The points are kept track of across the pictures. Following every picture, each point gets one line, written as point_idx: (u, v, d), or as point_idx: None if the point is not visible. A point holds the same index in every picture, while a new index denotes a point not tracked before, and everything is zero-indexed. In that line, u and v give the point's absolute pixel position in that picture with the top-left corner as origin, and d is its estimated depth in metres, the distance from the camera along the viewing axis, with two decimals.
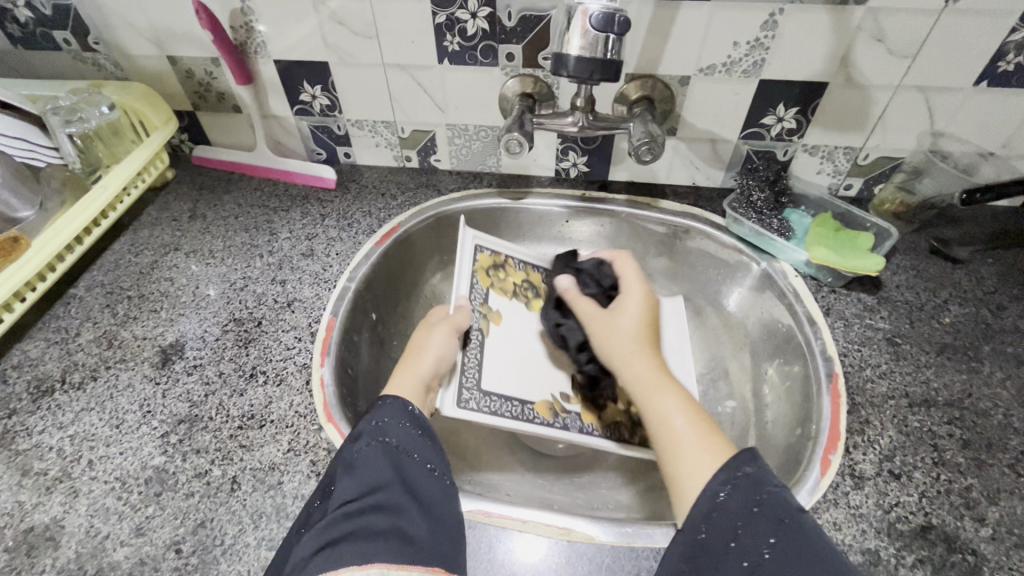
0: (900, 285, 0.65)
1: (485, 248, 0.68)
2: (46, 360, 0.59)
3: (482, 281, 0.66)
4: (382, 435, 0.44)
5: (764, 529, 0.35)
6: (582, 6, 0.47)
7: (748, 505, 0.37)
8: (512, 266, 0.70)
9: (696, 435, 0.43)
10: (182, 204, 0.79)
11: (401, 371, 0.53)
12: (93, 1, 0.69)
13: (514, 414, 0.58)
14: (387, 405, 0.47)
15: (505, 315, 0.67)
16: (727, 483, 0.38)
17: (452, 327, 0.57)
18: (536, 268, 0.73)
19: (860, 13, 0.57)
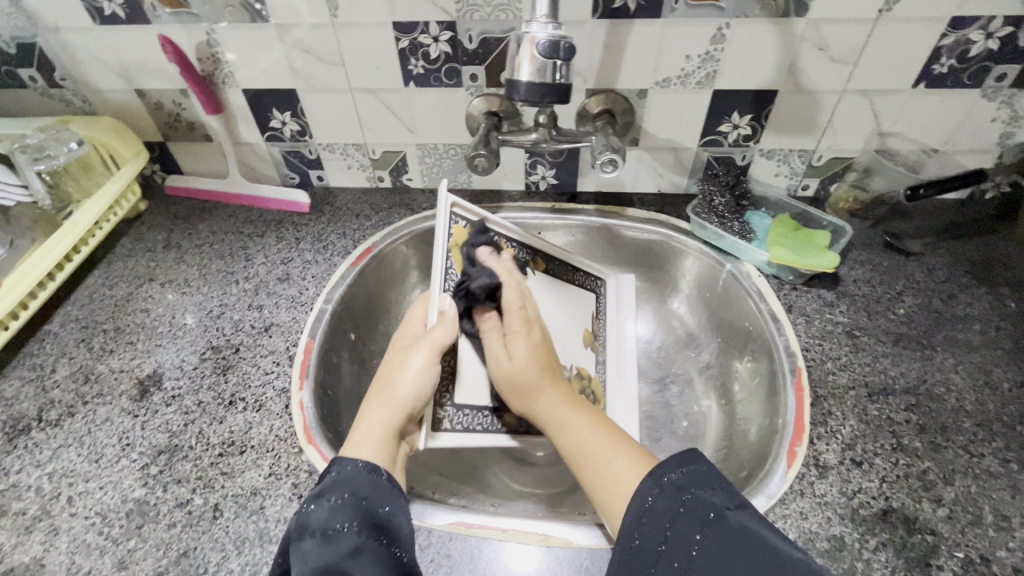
0: (857, 280, 0.68)
1: (461, 219, 0.66)
2: (21, 399, 0.59)
3: (457, 264, 0.63)
4: (342, 521, 0.40)
5: (690, 527, 0.37)
6: (530, 34, 0.49)
7: (676, 506, 0.38)
8: (488, 242, 0.67)
9: (616, 454, 0.47)
10: (157, 234, 0.79)
11: (373, 402, 0.52)
12: (58, 38, 0.70)
13: (485, 426, 0.61)
14: (351, 470, 0.44)
15: None
16: (649, 494, 0.40)
17: (432, 351, 0.55)
18: (511, 244, 0.69)
19: (801, 24, 0.60)
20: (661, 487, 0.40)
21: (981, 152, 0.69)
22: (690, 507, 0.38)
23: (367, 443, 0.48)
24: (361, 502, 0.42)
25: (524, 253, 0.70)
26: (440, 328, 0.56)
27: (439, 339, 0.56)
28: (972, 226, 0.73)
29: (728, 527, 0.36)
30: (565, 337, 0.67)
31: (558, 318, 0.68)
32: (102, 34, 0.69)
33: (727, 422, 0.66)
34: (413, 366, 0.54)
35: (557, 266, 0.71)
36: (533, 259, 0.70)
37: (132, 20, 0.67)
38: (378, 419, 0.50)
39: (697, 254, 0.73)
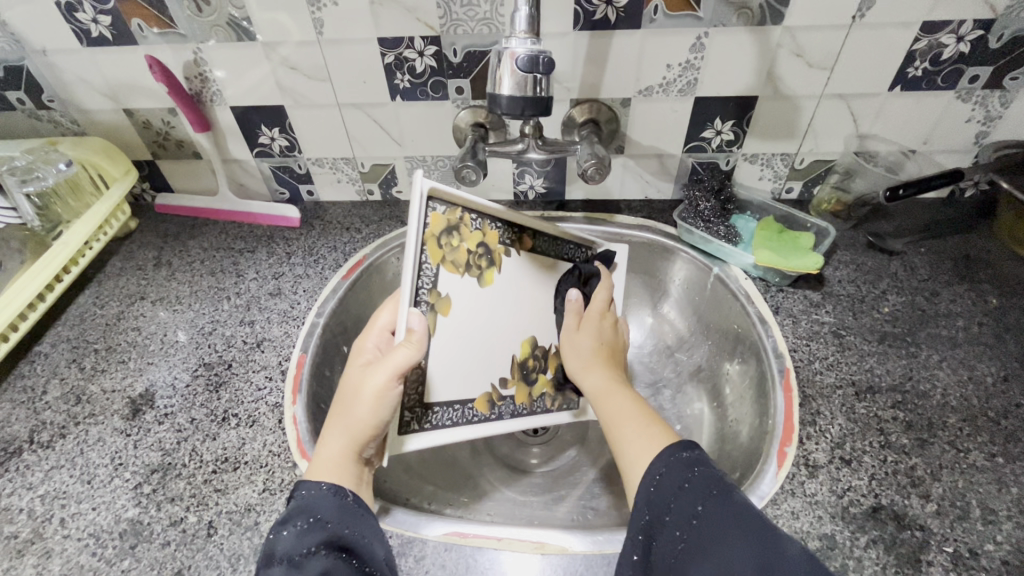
0: (842, 280, 0.69)
1: (438, 204, 0.53)
2: (13, 422, 0.59)
3: (433, 257, 0.54)
4: (307, 547, 0.40)
5: (693, 501, 0.37)
6: (509, 49, 0.50)
7: (680, 481, 0.39)
8: (468, 226, 0.56)
9: (646, 426, 0.48)
10: (147, 252, 0.79)
11: (332, 427, 0.49)
12: (45, 60, 0.70)
13: (456, 420, 0.57)
14: (317, 493, 0.44)
15: (454, 300, 0.57)
16: (661, 468, 0.41)
17: (390, 376, 0.49)
18: (495, 224, 0.59)
19: (778, 32, 0.61)
20: (675, 460, 0.41)
21: (959, 152, 0.71)
22: (696, 484, 0.38)
23: (327, 471, 0.47)
24: (325, 524, 0.42)
25: (507, 235, 0.60)
26: (402, 348, 0.49)
27: (399, 363, 0.49)
28: (953, 224, 0.74)
29: (732, 501, 0.36)
30: (541, 318, 0.65)
31: (538, 294, 0.64)
32: (90, 56, 0.69)
33: (719, 424, 0.66)
34: (367, 393, 0.49)
35: (546, 243, 0.65)
36: (517, 238, 0.61)
37: (120, 41, 0.68)
38: (336, 448, 0.48)
39: (685, 258, 0.74)
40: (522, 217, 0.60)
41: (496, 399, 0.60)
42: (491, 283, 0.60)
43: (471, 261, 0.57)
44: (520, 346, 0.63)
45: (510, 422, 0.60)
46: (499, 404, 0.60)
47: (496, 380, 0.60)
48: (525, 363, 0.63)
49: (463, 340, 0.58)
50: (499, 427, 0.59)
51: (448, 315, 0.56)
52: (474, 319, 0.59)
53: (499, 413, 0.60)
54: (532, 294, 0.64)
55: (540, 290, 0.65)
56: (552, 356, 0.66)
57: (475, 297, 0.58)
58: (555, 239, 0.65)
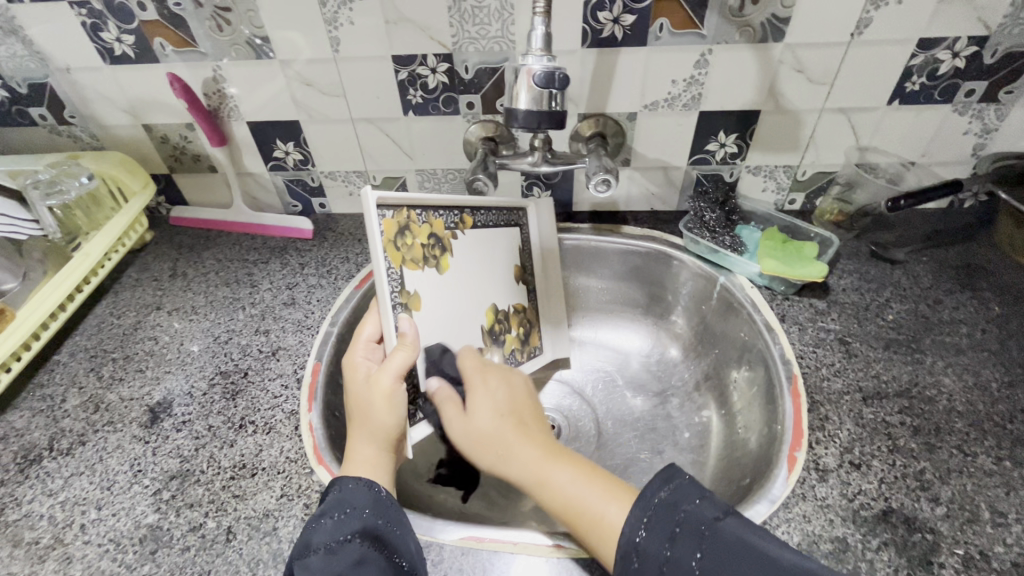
0: (847, 288, 0.70)
1: (386, 210, 0.52)
2: (32, 429, 0.60)
3: (395, 261, 0.53)
4: (345, 535, 0.42)
5: (690, 547, 0.40)
6: (526, 66, 0.52)
7: (671, 526, 0.41)
8: (416, 222, 0.56)
9: (591, 489, 0.47)
10: (163, 264, 0.81)
11: (357, 436, 0.51)
12: (69, 77, 0.72)
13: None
14: (353, 486, 0.46)
15: (424, 296, 0.57)
16: (646, 510, 0.43)
17: (393, 379, 0.51)
18: (438, 213, 0.59)
19: (779, 49, 0.63)
20: (654, 504, 0.43)
21: (956, 163, 0.73)
22: (687, 526, 0.41)
23: (365, 471, 0.49)
24: (359, 512, 0.44)
25: (451, 219, 0.61)
26: (400, 352, 0.51)
27: (399, 366, 0.51)
28: (954, 233, 0.76)
29: (725, 541, 0.39)
30: (494, 284, 0.66)
31: (489, 262, 0.66)
32: (113, 74, 0.72)
33: (728, 431, 0.67)
34: (377, 399, 0.50)
35: (484, 215, 0.66)
36: (462, 218, 0.62)
37: (142, 59, 0.70)
38: (367, 452, 0.50)
39: (691, 269, 0.75)
40: (459, 197, 0.61)
41: None
42: (448, 268, 0.60)
43: (427, 255, 0.57)
44: (484, 315, 0.64)
45: None
46: None
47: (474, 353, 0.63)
48: (493, 329, 0.65)
49: (444, 326, 0.59)
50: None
51: (421, 309, 0.56)
52: (445, 307, 0.59)
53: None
54: (482, 267, 0.65)
55: (490, 258, 0.66)
56: (511, 317, 0.69)
57: (440, 287, 0.59)
58: (492, 209, 0.67)
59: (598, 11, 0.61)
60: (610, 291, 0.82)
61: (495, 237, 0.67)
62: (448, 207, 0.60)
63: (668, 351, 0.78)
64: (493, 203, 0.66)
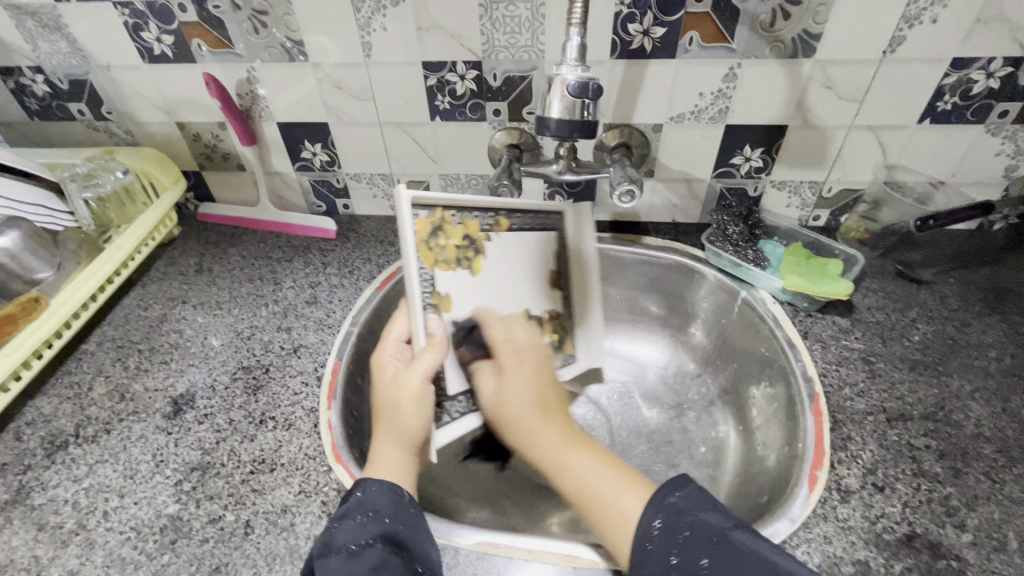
0: (872, 306, 0.69)
1: (421, 211, 0.56)
2: (59, 416, 0.61)
3: (426, 261, 0.57)
4: (366, 538, 0.42)
5: (697, 553, 0.39)
6: (560, 75, 0.52)
7: (680, 530, 0.41)
8: (450, 223, 0.59)
9: (605, 474, 0.48)
10: (189, 259, 0.83)
11: (382, 437, 0.51)
12: (109, 75, 0.75)
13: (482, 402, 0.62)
14: (376, 489, 0.47)
15: (456, 298, 0.60)
16: (658, 513, 0.43)
17: (421, 379, 0.52)
18: (473, 214, 0.62)
19: (809, 65, 0.63)
20: (665, 508, 0.43)
21: (987, 184, 0.72)
22: (697, 531, 0.40)
23: (388, 472, 0.49)
24: (380, 517, 0.44)
25: (486, 220, 0.63)
26: (429, 352, 0.53)
27: (427, 366, 0.52)
28: (982, 256, 0.75)
29: (736, 548, 0.38)
30: (528, 291, 0.67)
31: (521, 265, 0.67)
32: (151, 73, 0.74)
33: (746, 447, 0.66)
34: (404, 400, 0.51)
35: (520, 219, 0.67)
36: (497, 220, 0.64)
37: (179, 59, 0.72)
38: (392, 454, 0.50)
39: (712, 282, 0.75)
40: (496, 199, 0.62)
41: None
42: (482, 269, 0.63)
43: (461, 255, 0.61)
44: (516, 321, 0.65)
45: None
46: None
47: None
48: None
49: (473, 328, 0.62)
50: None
51: (452, 310, 0.60)
52: (476, 307, 0.62)
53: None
54: (515, 273, 0.67)
55: (523, 261, 0.67)
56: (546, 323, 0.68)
57: (472, 287, 0.62)
58: (529, 211, 0.67)
59: (629, 23, 0.62)
60: (629, 302, 0.82)
61: (530, 240, 0.68)
62: (484, 208, 0.62)
63: (686, 364, 0.78)
64: (528, 206, 0.66)
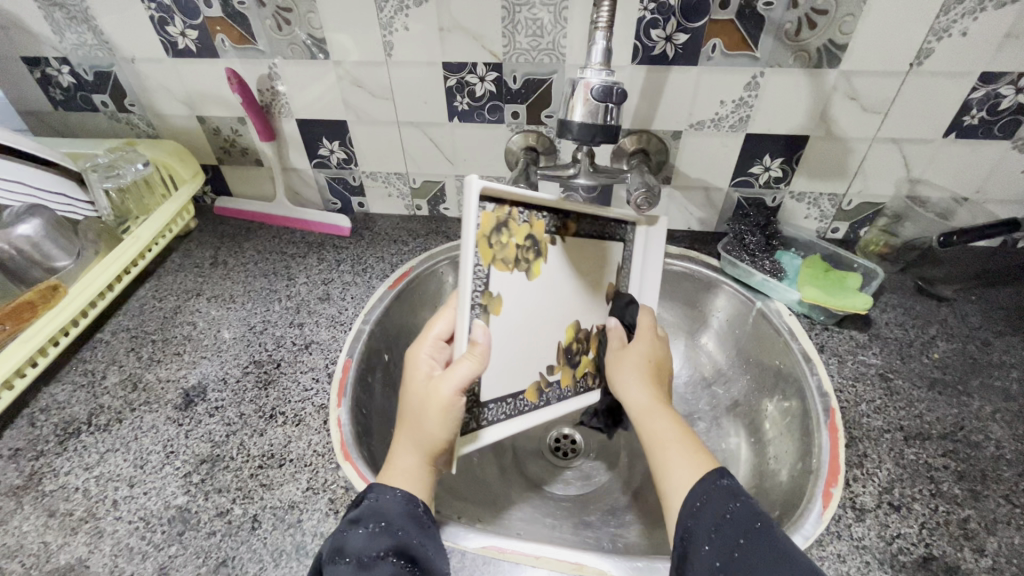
0: (890, 322, 0.68)
1: (488, 203, 0.50)
2: (73, 403, 0.62)
3: (484, 258, 0.51)
4: (378, 550, 0.42)
5: (734, 534, 0.40)
6: (584, 79, 0.52)
7: (722, 513, 0.41)
8: (517, 220, 0.53)
9: (681, 443, 0.50)
10: (204, 252, 0.83)
11: (402, 442, 0.51)
12: (133, 68, 0.76)
13: (510, 413, 0.58)
14: (390, 498, 0.46)
15: (507, 300, 0.56)
16: (702, 495, 0.43)
17: (454, 389, 0.49)
18: (541, 214, 0.56)
19: (833, 75, 0.62)
20: (716, 488, 0.43)
21: (1013, 202, 0.71)
22: (738, 516, 0.41)
23: (403, 482, 0.48)
24: (393, 528, 0.44)
25: (554, 222, 0.57)
26: (465, 361, 0.49)
27: (462, 377, 0.49)
28: (1004, 275, 0.73)
29: (773, 539, 0.39)
30: (580, 302, 0.63)
31: (578, 274, 0.62)
32: (174, 67, 0.75)
33: (757, 460, 0.65)
34: (432, 410, 0.49)
35: (590, 225, 0.60)
36: (564, 224, 0.58)
37: (202, 53, 0.73)
38: (409, 462, 0.49)
39: (728, 292, 0.74)
40: (567, 202, 0.56)
41: (544, 386, 0.61)
42: (538, 273, 0.58)
43: (520, 257, 0.55)
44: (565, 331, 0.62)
45: (559, 407, 0.62)
46: (547, 391, 0.61)
47: (544, 368, 0.61)
48: (570, 347, 0.63)
49: (514, 336, 0.58)
50: (550, 413, 0.61)
51: (500, 313, 0.56)
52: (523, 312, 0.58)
53: (547, 400, 0.61)
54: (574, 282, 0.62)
55: (580, 271, 0.62)
56: (595, 337, 0.66)
57: (524, 290, 0.57)
58: (597, 217, 0.61)
59: (652, 28, 0.61)
60: None
61: (594, 250, 0.62)
62: (553, 209, 0.56)
63: (698, 374, 0.77)
64: (602, 213, 0.60)
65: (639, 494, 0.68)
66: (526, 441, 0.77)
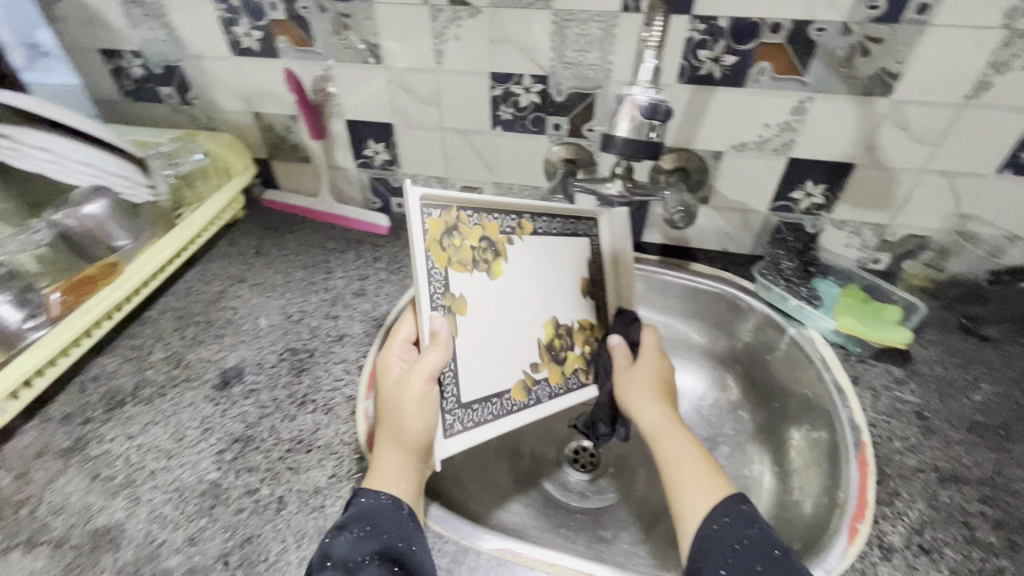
0: (929, 359, 0.66)
1: (433, 209, 0.52)
2: (120, 375, 0.65)
3: (440, 261, 0.52)
4: (363, 554, 0.43)
5: (753, 559, 0.40)
6: (631, 96, 0.52)
7: (739, 538, 0.42)
8: (466, 223, 0.55)
9: (697, 464, 0.50)
10: (249, 241, 0.87)
11: (384, 443, 0.51)
12: (199, 64, 0.80)
13: (497, 412, 0.57)
14: (378, 502, 0.48)
15: (472, 301, 0.56)
16: (722, 517, 0.44)
17: (422, 381, 0.50)
18: (491, 216, 0.58)
19: (884, 104, 0.62)
20: (736, 512, 0.44)
21: None
22: (757, 541, 0.42)
23: (389, 482, 0.49)
24: (379, 532, 0.45)
25: (509, 223, 0.60)
26: (430, 353, 0.50)
27: (429, 368, 0.50)
28: None
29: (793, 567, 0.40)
30: (557, 298, 0.64)
31: (546, 272, 0.63)
32: (236, 65, 0.79)
33: (781, 490, 0.64)
34: (406, 406, 0.50)
35: (545, 223, 0.64)
36: (519, 223, 0.61)
37: (264, 53, 0.76)
38: (393, 462, 0.50)
39: (760, 316, 0.73)
40: (516, 201, 0.60)
41: (531, 385, 0.60)
42: (501, 274, 0.59)
43: (477, 258, 0.56)
44: (543, 329, 0.62)
45: (548, 404, 0.61)
46: (535, 389, 0.60)
47: (528, 366, 0.60)
48: (552, 344, 0.63)
49: (489, 332, 0.57)
50: (539, 410, 0.60)
51: (466, 313, 0.55)
52: (494, 310, 0.58)
53: (536, 398, 0.60)
54: (546, 275, 0.63)
55: (546, 270, 0.63)
56: (574, 333, 0.66)
57: (490, 290, 0.57)
58: (554, 216, 0.65)
59: (699, 49, 0.62)
60: (669, 327, 0.81)
61: (555, 245, 0.64)
62: (501, 208, 0.59)
63: (724, 397, 0.76)
64: (556, 211, 0.64)
65: (657, 513, 0.68)
66: (544, 450, 0.77)
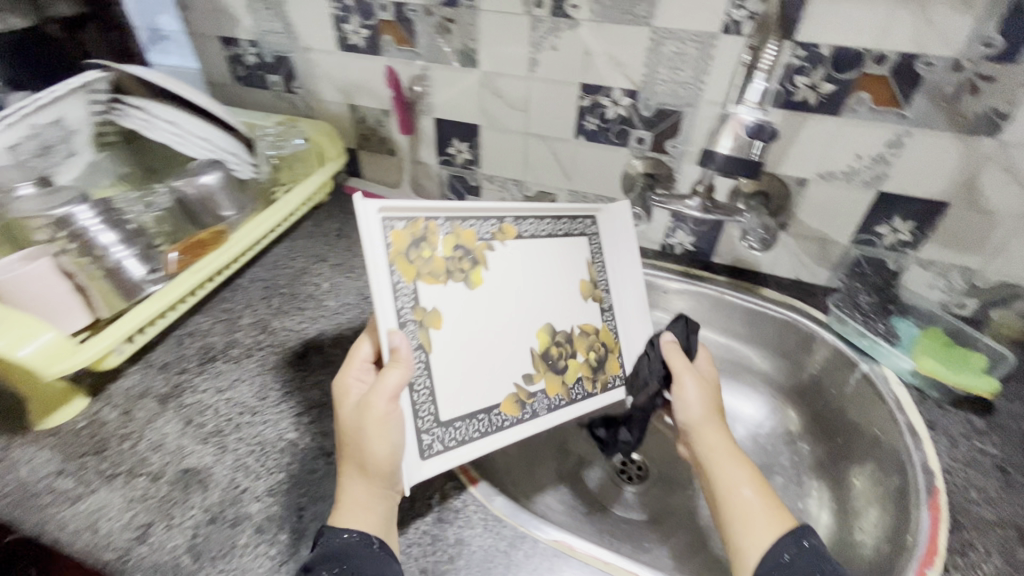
0: (1013, 413, 0.63)
1: (397, 222, 0.51)
2: (213, 333, 0.71)
3: (407, 275, 0.51)
4: None
5: None
6: (737, 115, 0.54)
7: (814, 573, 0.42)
8: (436, 233, 0.54)
9: (760, 496, 0.50)
10: (332, 224, 0.92)
11: (345, 473, 0.47)
12: (307, 57, 0.87)
13: (484, 429, 0.54)
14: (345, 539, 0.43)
15: (446, 312, 0.53)
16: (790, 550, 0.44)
17: (385, 401, 0.46)
18: (465, 224, 0.56)
19: (990, 144, 0.60)
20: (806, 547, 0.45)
21: None
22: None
23: (353, 516, 0.45)
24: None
25: (485, 228, 0.58)
26: (393, 370, 0.47)
27: (392, 385, 0.46)
28: None
29: None
30: (552, 302, 0.62)
31: (535, 279, 0.61)
32: (342, 59, 0.84)
33: (839, 528, 0.62)
34: (368, 429, 0.46)
35: (527, 224, 0.62)
36: (499, 228, 0.59)
37: (368, 50, 0.82)
38: (357, 493, 0.46)
39: (830, 349, 0.72)
40: (494, 205, 0.59)
41: (523, 398, 0.57)
42: (480, 282, 0.56)
43: (451, 268, 0.54)
44: (536, 338, 0.59)
45: (544, 417, 0.58)
46: (528, 402, 0.57)
47: (520, 379, 0.57)
48: (548, 353, 0.60)
49: (469, 338, 0.54)
50: (534, 425, 0.57)
51: (441, 326, 0.53)
52: (476, 316, 0.55)
53: (531, 411, 0.58)
54: (535, 274, 0.61)
55: (539, 270, 0.61)
56: (575, 339, 0.63)
57: (467, 300, 0.55)
58: (541, 217, 0.63)
59: (797, 75, 0.62)
60: (731, 350, 0.81)
61: (545, 248, 0.63)
62: (476, 210, 0.57)
63: (782, 427, 0.75)
64: (540, 210, 0.62)
65: (704, 533, 0.67)
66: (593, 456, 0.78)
